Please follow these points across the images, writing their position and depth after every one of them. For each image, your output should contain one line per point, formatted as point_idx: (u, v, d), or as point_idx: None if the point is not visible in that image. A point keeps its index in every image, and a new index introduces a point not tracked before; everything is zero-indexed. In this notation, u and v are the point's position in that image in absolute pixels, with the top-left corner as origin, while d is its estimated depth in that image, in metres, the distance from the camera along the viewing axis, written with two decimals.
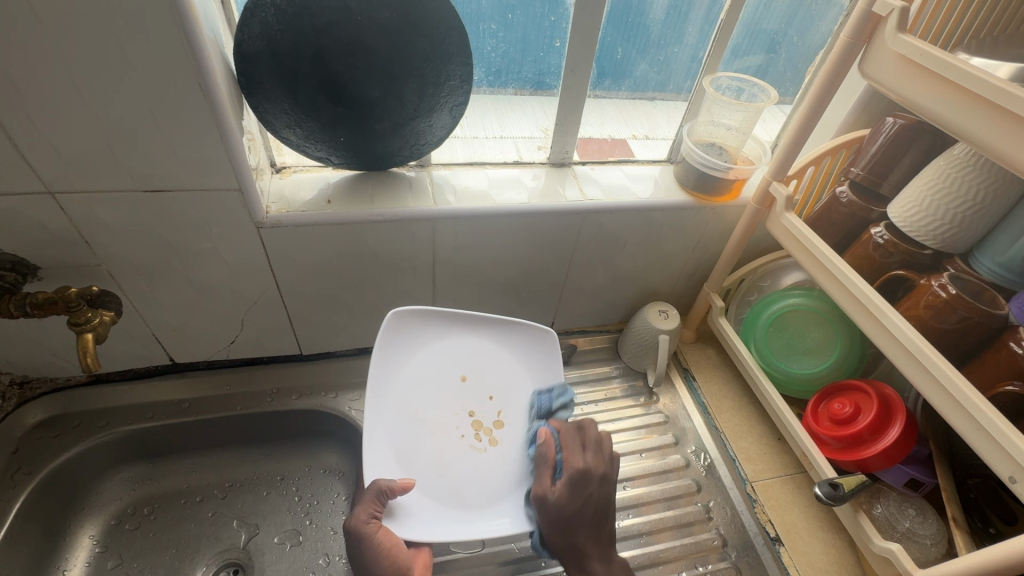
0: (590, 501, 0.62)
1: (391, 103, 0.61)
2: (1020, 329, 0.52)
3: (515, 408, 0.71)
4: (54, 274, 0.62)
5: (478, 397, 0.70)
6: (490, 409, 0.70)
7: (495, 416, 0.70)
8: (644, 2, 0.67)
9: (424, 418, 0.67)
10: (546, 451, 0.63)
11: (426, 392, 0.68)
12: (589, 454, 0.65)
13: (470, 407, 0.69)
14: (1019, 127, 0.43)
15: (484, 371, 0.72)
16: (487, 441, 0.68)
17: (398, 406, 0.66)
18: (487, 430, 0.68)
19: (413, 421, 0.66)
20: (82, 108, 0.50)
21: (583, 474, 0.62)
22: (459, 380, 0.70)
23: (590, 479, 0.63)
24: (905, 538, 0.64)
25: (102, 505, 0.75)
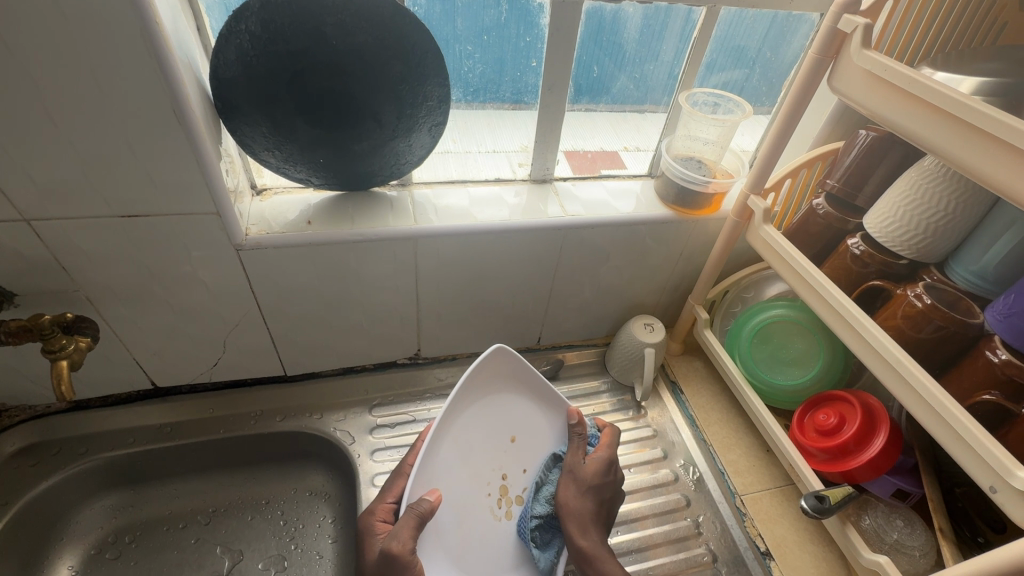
0: (603, 487, 0.65)
1: (368, 123, 0.62)
2: (995, 338, 0.53)
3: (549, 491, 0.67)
4: (31, 301, 0.62)
5: (520, 472, 0.68)
6: (522, 480, 0.67)
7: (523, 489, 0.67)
8: (617, 21, 0.69)
9: (469, 467, 0.64)
10: (568, 461, 0.66)
11: (475, 435, 0.66)
12: (578, 437, 0.68)
13: (506, 469, 0.67)
14: (980, 139, 0.43)
15: (532, 438, 0.70)
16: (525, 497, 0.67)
17: (450, 436, 0.64)
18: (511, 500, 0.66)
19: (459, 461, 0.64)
20: (55, 135, 0.50)
21: (581, 466, 0.65)
22: (509, 440, 0.68)
23: (569, 517, 0.62)
24: (894, 550, 0.63)
25: (81, 534, 0.74)
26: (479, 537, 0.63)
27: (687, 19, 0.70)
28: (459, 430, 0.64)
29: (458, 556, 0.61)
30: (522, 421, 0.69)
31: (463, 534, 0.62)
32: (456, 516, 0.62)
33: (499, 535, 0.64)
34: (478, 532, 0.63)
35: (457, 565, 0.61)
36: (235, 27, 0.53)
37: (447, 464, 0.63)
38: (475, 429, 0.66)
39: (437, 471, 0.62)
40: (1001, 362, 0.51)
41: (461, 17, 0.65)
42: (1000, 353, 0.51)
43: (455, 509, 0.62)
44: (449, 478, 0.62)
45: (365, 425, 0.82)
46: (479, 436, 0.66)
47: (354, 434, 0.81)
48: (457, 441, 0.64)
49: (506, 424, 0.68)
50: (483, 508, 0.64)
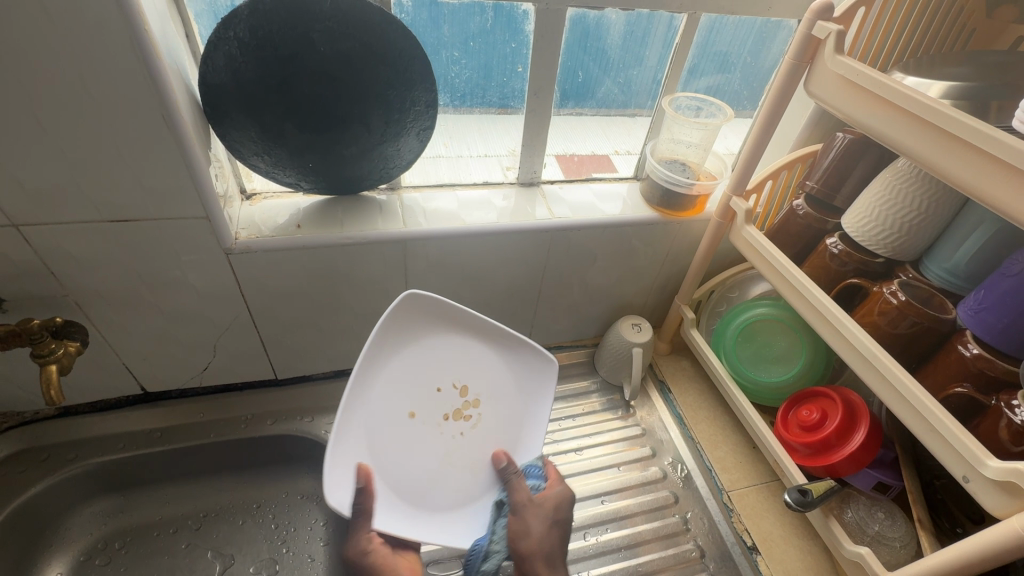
0: (557, 525, 0.63)
1: (357, 128, 0.63)
2: (967, 332, 0.54)
3: (442, 362, 0.62)
4: (19, 306, 0.62)
5: (433, 390, 0.62)
6: (430, 389, 0.61)
7: (434, 390, 0.62)
8: (601, 27, 0.70)
9: (409, 454, 0.59)
10: (519, 500, 0.61)
11: (386, 445, 0.58)
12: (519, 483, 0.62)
13: (418, 410, 0.60)
14: (947, 140, 0.45)
15: (395, 366, 0.59)
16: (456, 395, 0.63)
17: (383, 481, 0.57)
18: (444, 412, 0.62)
19: (401, 466, 0.58)
20: (44, 142, 0.50)
21: (529, 505, 0.61)
22: (402, 402, 0.59)
23: (533, 557, 0.60)
24: (875, 542, 0.65)
25: (71, 540, 0.74)
26: (476, 436, 0.63)
27: (669, 25, 0.72)
28: (387, 465, 0.57)
29: (472, 459, 0.63)
30: (399, 371, 0.60)
31: (464, 450, 0.63)
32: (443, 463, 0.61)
33: (483, 415, 0.64)
34: (473, 450, 0.63)
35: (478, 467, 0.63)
36: (223, 34, 0.54)
37: (405, 474, 0.59)
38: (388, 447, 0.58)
39: (406, 485, 0.59)
40: (973, 355, 0.53)
41: (448, 23, 0.66)
42: (972, 347, 0.53)
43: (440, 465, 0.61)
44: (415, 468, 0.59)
45: None
46: (390, 445, 0.58)
47: None
48: (384, 463, 0.57)
49: (392, 392, 0.59)
50: (454, 436, 0.62)
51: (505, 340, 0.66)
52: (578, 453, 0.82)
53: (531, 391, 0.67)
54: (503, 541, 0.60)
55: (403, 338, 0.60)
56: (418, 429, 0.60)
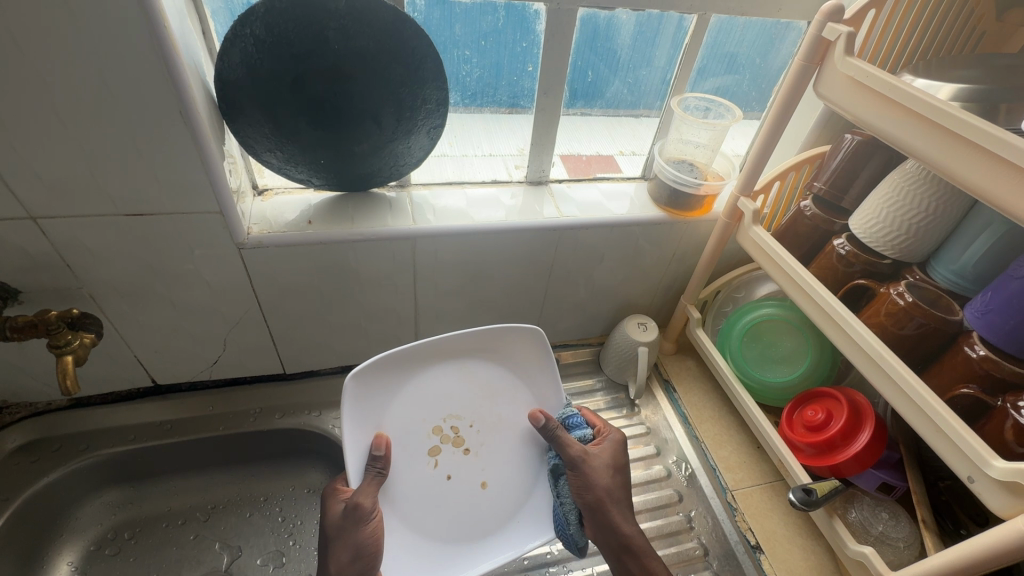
0: (619, 471, 0.65)
1: (369, 125, 0.64)
2: (973, 334, 0.55)
3: (405, 452, 0.63)
4: (35, 298, 0.63)
5: (427, 459, 0.64)
6: (442, 462, 0.65)
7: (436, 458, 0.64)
8: (611, 27, 0.71)
9: (483, 464, 0.66)
10: (572, 456, 0.63)
11: (471, 479, 0.65)
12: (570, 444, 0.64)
13: (449, 468, 0.64)
14: (956, 142, 0.46)
15: (433, 501, 0.63)
16: (434, 453, 0.65)
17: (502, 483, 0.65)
18: (449, 450, 0.65)
19: (483, 465, 0.66)
20: (64, 136, 0.51)
21: (582, 456, 0.64)
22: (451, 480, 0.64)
23: (606, 505, 0.62)
24: (879, 542, 0.65)
25: (82, 530, 0.75)
26: (464, 404, 0.67)
27: (679, 26, 0.72)
28: (493, 480, 0.65)
29: (474, 393, 0.68)
30: (436, 513, 0.62)
31: (476, 408, 0.67)
32: (497, 431, 0.67)
33: (446, 405, 0.66)
34: (471, 413, 0.67)
35: (484, 396, 0.68)
36: (240, 31, 0.54)
37: (514, 473, 0.66)
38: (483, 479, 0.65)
39: (516, 461, 0.67)
40: (979, 357, 0.53)
41: (459, 23, 0.66)
42: (978, 348, 0.53)
43: (500, 439, 0.67)
44: (500, 452, 0.66)
45: None
46: (487, 480, 0.65)
47: None
48: (509, 497, 0.65)
49: (432, 485, 0.63)
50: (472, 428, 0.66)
51: (379, 383, 0.63)
52: None
53: (435, 354, 0.66)
54: (569, 498, 0.63)
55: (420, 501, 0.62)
56: (460, 467, 0.65)
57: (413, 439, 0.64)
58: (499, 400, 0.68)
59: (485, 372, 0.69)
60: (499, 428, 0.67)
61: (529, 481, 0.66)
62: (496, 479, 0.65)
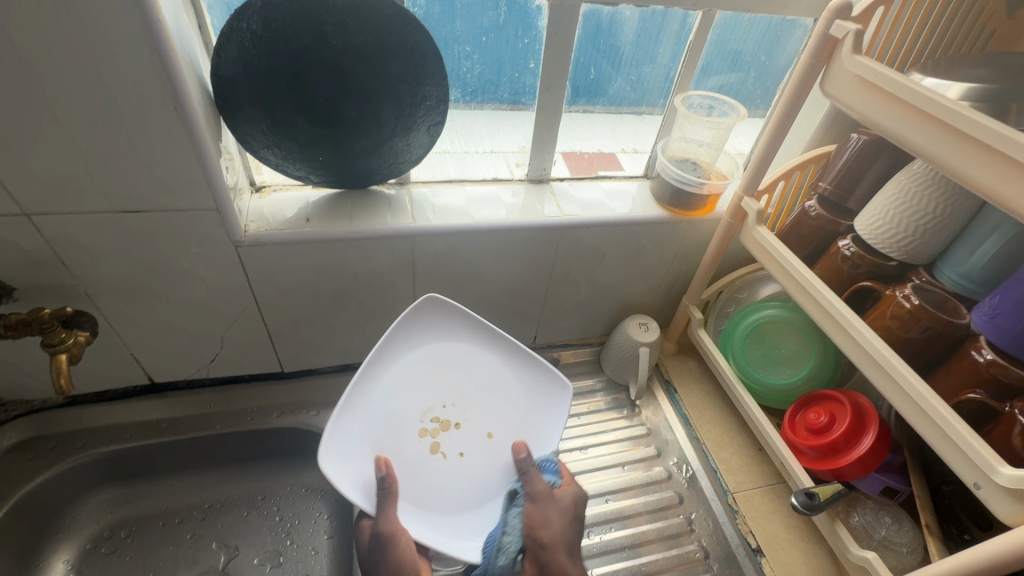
0: (576, 520, 0.60)
1: (368, 122, 0.63)
2: (981, 338, 0.54)
3: (416, 469, 0.60)
4: (30, 295, 0.62)
5: (432, 457, 0.61)
6: (447, 452, 0.62)
7: (438, 452, 0.62)
8: (615, 23, 0.69)
9: (477, 415, 0.64)
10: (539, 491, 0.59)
11: (479, 422, 0.64)
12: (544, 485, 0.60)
13: (450, 448, 0.62)
14: (966, 143, 0.45)
15: (465, 478, 0.61)
16: (429, 445, 0.61)
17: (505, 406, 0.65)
18: (438, 437, 0.62)
19: (476, 410, 0.64)
20: (57, 132, 0.50)
21: (551, 496, 0.59)
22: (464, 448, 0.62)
23: (556, 547, 0.56)
24: (881, 547, 0.65)
25: (78, 529, 0.74)
26: (421, 395, 0.64)
27: (683, 22, 0.71)
28: (495, 412, 0.65)
29: (424, 368, 0.65)
30: (466, 483, 0.61)
31: (432, 387, 0.64)
32: (463, 385, 0.65)
33: (409, 409, 0.63)
34: (428, 390, 0.64)
35: (427, 367, 0.65)
36: (236, 26, 0.53)
37: (502, 412, 0.65)
38: (494, 421, 0.64)
39: (501, 399, 0.65)
40: (987, 362, 0.52)
41: (460, 18, 0.65)
42: (986, 353, 0.52)
43: (473, 390, 0.65)
44: (480, 400, 0.65)
45: None
46: (496, 417, 0.64)
47: None
48: (518, 425, 0.64)
49: (454, 457, 0.62)
50: (445, 402, 0.64)
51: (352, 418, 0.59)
52: (583, 451, 0.82)
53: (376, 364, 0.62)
54: (517, 531, 0.56)
55: (455, 485, 0.61)
56: (452, 439, 0.62)
57: (406, 459, 0.60)
58: (444, 363, 0.66)
59: (421, 345, 0.66)
60: (465, 387, 0.65)
61: (524, 402, 0.66)
62: (496, 424, 0.64)
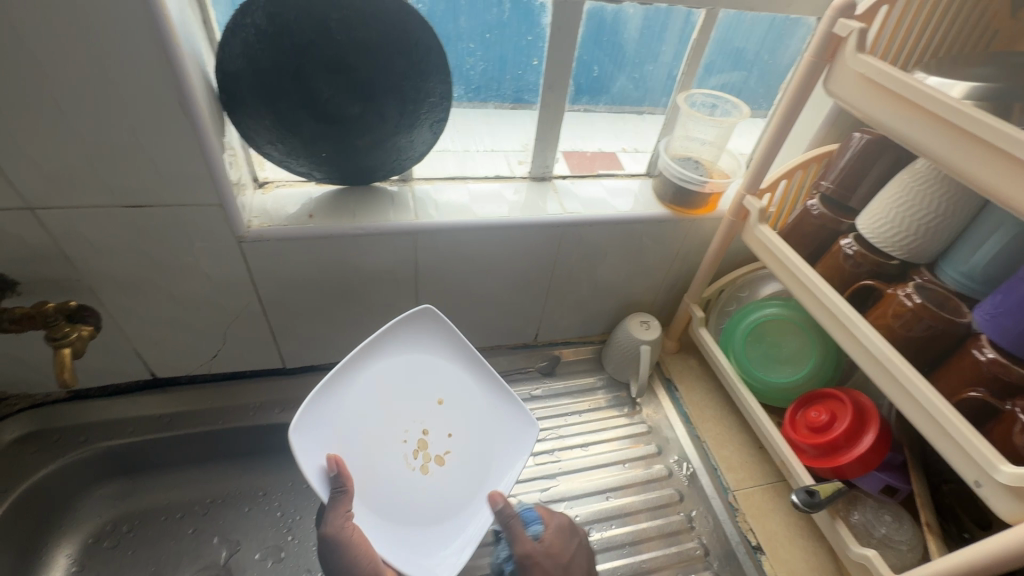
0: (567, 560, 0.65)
1: (371, 118, 0.63)
2: (983, 336, 0.54)
3: (435, 489, 0.62)
4: (33, 289, 0.62)
5: (425, 460, 0.63)
6: (439, 444, 0.64)
7: (434, 452, 0.64)
8: (619, 21, 0.70)
9: (405, 401, 0.65)
10: (523, 553, 0.63)
11: (418, 402, 0.66)
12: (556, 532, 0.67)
13: (427, 440, 0.64)
14: (968, 141, 0.45)
15: (465, 449, 0.65)
16: (421, 467, 0.63)
17: (420, 370, 0.67)
18: (421, 453, 0.63)
19: (405, 393, 0.65)
20: (61, 126, 0.50)
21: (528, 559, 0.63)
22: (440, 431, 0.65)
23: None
24: (882, 544, 0.65)
25: (80, 523, 0.75)
26: (379, 436, 0.62)
27: (687, 20, 0.71)
28: (425, 380, 0.67)
29: (349, 427, 0.60)
30: (469, 451, 0.65)
31: (374, 423, 0.62)
32: (383, 401, 0.63)
33: (387, 462, 0.61)
34: (371, 442, 0.61)
35: (334, 422, 0.59)
36: (241, 21, 0.53)
37: (422, 378, 0.67)
38: (430, 391, 0.67)
39: (422, 370, 0.67)
40: (988, 360, 0.52)
41: (465, 15, 0.65)
42: (987, 351, 0.52)
43: (391, 393, 0.64)
44: (405, 389, 0.65)
45: None
46: (427, 385, 0.67)
47: None
48: (446, 380, 0.68)
49: (444, 426, 0.66)
50: (397, 431, 0.63)
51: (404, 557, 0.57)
52: (584, 449, 0.83)
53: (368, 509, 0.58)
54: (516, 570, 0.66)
55: (468, 464, 0.65)
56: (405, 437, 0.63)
57: (417, 489, 0.62)
58: (353, 397, 0.62)
59: (333, 413, 0.60)
60: (383, 399, 0.63)
61: (432, 361, 0.68)
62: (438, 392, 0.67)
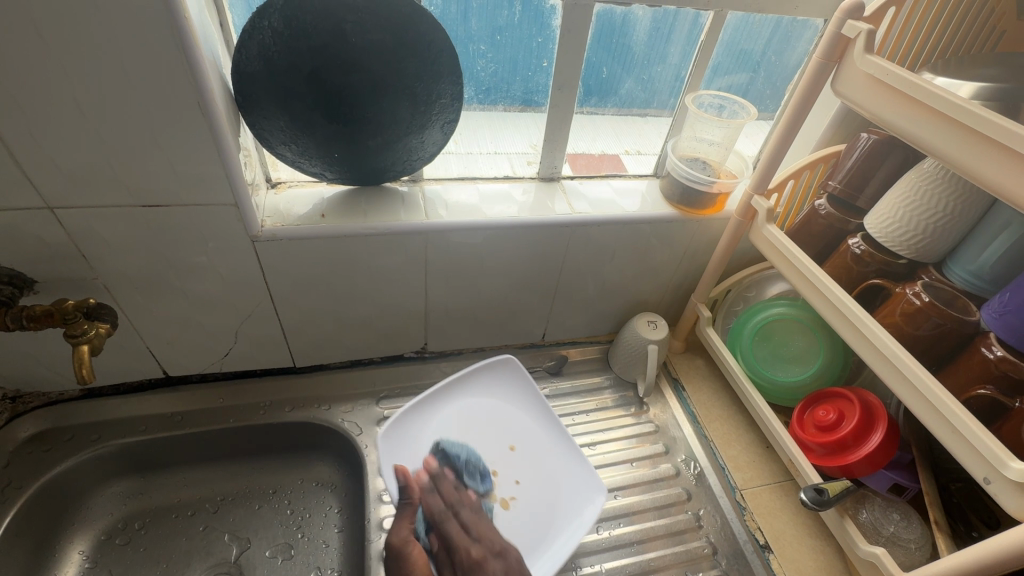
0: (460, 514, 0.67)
1: (383, 119, 0.64)
2: (991, 335, 0.54)
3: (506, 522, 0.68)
4: (50, 287, 0.63)
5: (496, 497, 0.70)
6: (513, 483, 0.71)
7: (506, 493, 0.70)
8: (627, 24, 0.70)
9: (485, 444, 0.74)
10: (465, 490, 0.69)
11: (497, 444, 0.74)
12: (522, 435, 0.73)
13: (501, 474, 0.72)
14: (977, 140, 0.45)
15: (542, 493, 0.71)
16: (492, 503, 0.69)
17: (500, 417, 0.76)
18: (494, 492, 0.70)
19: (488, 438, 0.74)
20: (82, 127, 0.51)
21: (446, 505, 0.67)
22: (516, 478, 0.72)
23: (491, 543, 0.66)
24: (890, 542, 0.65)
25: (93, 520, 0.75)
26: (455, 466, 0.70)
27: (694, 22, 0.72)
28: (505, 427, 0.76)
29: (430, 450, 0.70)
30: (537, 498, 0.71)
31: (453, 456, 0.71)
32: (467, 438, 0.73)
33: (461, 490, 0.69)
34: (450, 471, 0.70)
35: (418, 441, 0.71)
36: (258, 23, 0.54)
37: (500, 425, 0.76)
38: (508, 436, 0.75)
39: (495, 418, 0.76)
40: (996, 358, 0.52)
41: (475, 17, 0.66)
42: (996, 349, 0.53)
43: (474, 432, 0.74)
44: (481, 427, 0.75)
45: (372, 416, 0.83)
46: (506, 429, 0.76)
47: (362, 425, 0.82)
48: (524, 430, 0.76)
49: (519, 467, 0.73)
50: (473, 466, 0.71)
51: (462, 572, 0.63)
52: (592, 448, 0.83)
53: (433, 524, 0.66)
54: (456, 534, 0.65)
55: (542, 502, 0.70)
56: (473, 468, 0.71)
57: (491, 521, 0.68)
58: (437, 423, 0.73)
59: (417, 440, 0.71)
60: (464, 435, 0.73)
61: (508, 408, 0.77)
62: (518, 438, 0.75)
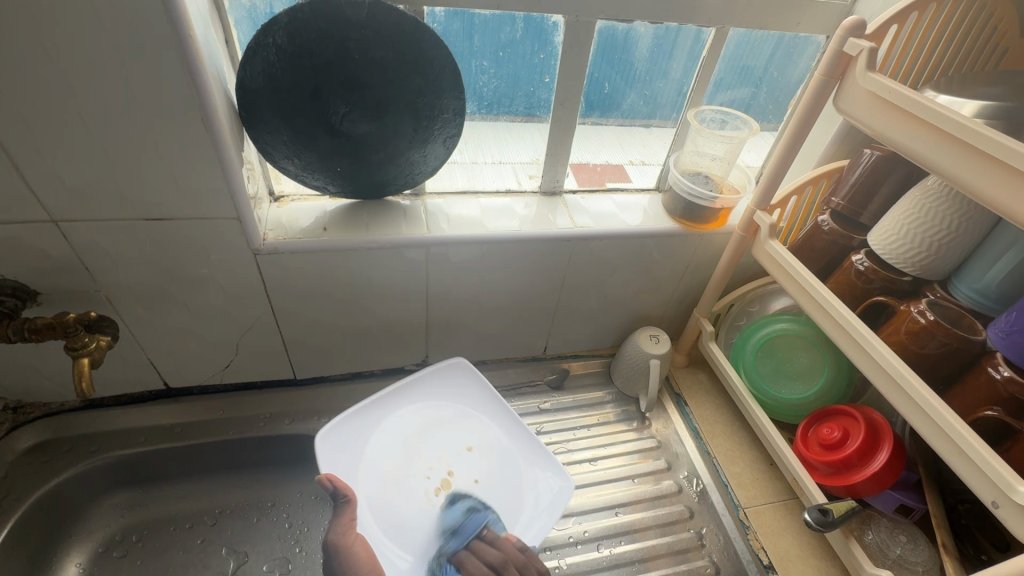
0: None
1: (386, 133, 0.64)
2: (997, 355, 0.54)
3: (462, 522, 0.66)
4: (53, 299, 0.63)
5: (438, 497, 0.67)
6: (469, 479, 0.69)
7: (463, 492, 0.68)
8: (629, 40, 0.71)
9: (421, 448, 0.71)
10: None
11: (433, 441, 0.72)
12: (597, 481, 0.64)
13: (454, 470, 0.70)
14: (980, 159, 0.45)
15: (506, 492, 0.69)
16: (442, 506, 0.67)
17: (421, 422, 0.73)
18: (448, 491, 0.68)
19: (415, 445, 0.71)
20: (87, 142, 0.52)
21: None
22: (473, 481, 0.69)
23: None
24: (898, 566, 0.64)
25: (90, 532, 0.75)
26: (408, 466, 0.69)
27: (696, 38, 0.72)
28: (452, 426, 0.73)
29: (384, 457, 0.69)
30: (496, 495, 0.69)
31: (408, 459, 0.69)
32: (417, 441, 0.71)
33: (420, 483, 0.68)
34: (406, 475, 0.68)
35: (371, 450, 0.69)
36: (263, 40, 0.55)
37: (456, 426, 0.74)
38: (438, 438, 0.72)
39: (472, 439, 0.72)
40: (1003, 379, 0.52)
41: (478, 34, 0.67)
42: (1003, 370, 0.52)
43: (421, 437, 0.71)
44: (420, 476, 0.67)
45: None
46: (442, 430, 0.73)
47: None
48: (460, 427, 0.74)
49: (460, 464, 0.70)
50: (424, 466, 0.69)
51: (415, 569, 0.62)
52: (593, 463, 0.82)
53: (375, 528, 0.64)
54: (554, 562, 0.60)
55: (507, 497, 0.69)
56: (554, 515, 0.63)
57: (463, 520, 0.66)
58: (386, 432, 0.71)
59: (368, 446, 0.69)
60: (415, 438, 0.71)
61: (460, 407, 0.75)
62: (478, 441, 0.73)
